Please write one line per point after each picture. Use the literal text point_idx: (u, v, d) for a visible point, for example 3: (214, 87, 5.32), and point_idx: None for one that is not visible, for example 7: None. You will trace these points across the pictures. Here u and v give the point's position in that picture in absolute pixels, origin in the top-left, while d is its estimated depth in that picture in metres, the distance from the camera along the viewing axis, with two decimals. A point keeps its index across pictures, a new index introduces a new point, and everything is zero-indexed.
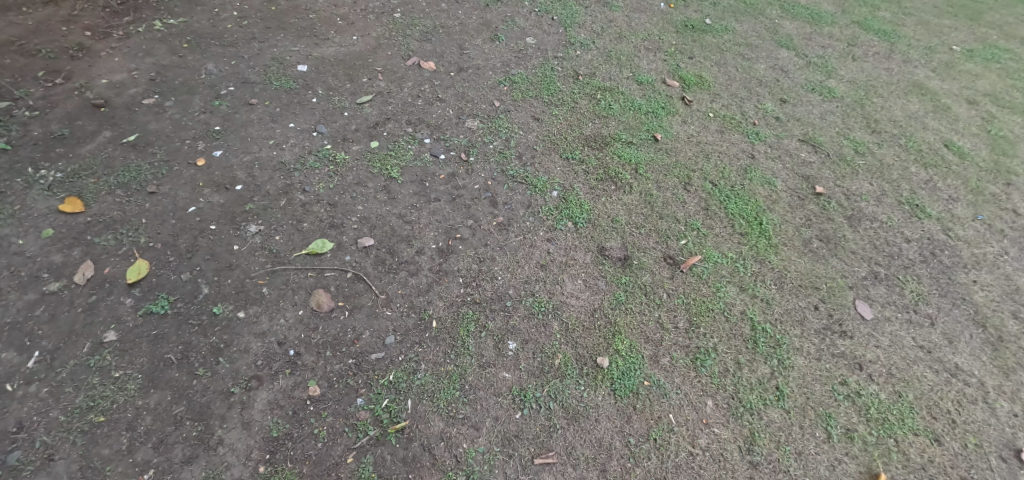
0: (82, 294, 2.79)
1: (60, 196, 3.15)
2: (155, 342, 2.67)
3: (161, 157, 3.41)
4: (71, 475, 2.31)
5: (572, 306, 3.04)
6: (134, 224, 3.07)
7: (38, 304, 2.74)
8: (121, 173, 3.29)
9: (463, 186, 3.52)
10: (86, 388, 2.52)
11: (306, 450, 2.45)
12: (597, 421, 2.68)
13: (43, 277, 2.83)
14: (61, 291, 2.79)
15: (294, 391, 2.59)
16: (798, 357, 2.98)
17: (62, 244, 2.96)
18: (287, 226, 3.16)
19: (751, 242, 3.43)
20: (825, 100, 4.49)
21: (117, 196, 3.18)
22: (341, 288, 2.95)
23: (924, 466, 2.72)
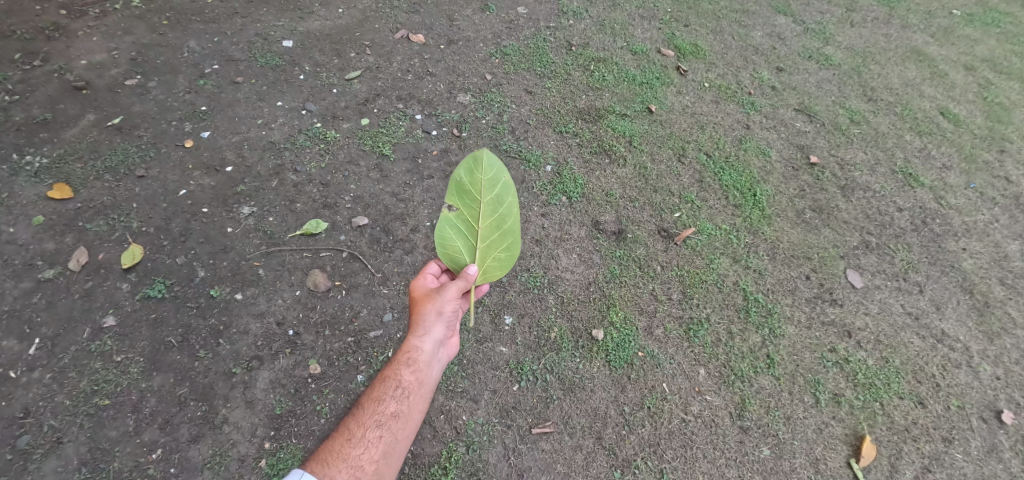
0: (78, 280, 2.81)
1: (49, 182, 3.13)
2: (155, 326, 2.71)
3: (148, 139, 3.38)
4: (81, 457, 2.39)
5: (567, 281, 3.08)
6: (125, 209, 3.07)
7: (34, 291, 2.76)
8: (109, 157, 3.26)
9: (456, 162, 3.51)
10: (89, 373, 2.57)
11: (310, 426, 2.52)
12: (593, 391, 2.74)
13: (37, 264, 2.84)
14: (56, 278, 2.80)
15: (295, 370, 2.64)
16: (789, 326, 3.05)
17: (54, 231, 2.95)
18: (280, 207, 3.16)
19: (745, 214, 3.46)
20: (821, 68, 4.45)
21: (106, 181, 3.16)
22: (337, 267, 2.96)
23: (907, 428, 2.83)
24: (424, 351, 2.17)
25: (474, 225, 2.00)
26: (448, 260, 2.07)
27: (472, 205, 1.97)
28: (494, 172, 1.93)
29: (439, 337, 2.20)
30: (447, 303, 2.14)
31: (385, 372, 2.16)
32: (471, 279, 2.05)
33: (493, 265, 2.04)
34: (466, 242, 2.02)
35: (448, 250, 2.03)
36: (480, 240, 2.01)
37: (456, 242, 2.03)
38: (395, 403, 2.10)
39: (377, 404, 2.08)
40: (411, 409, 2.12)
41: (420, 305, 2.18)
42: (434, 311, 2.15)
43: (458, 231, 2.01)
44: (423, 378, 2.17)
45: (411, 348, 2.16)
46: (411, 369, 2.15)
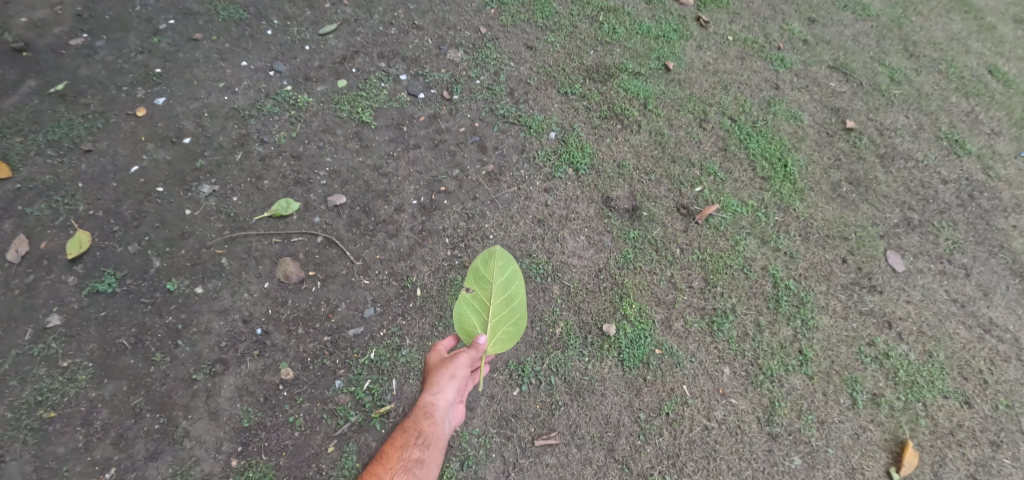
0: (17, 274, 2.57)
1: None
2: (105, 325, 2.50)
3: (95, 107, 3.05)
4: (26, 478, 2.21)
5: (573, 267, 2.76)
6: (69, 190, 2.79)
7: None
8: (51, 128, 2.94)
9: (446, 129, 3.18)
10: (33, 382, 2.36)
11: (283, 440, 2.30)
12: (604, 396, 2.44)
13: None
14: None
15: (265, 375, 2.43)
16: (823, 316, 2.78)
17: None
18: (246, 185, 2.91)
19: (774, 187, 3.12)
20: (857, 20, 3.98)
21: (47, 156, 2.86)
22: (311, 255, 2.75)
23: (951, 432, 2.57)
24: (441, 408, 2.00)
25: (486, 304, 1.91)
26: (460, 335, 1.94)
27: (485, 285, 1.92)
28: (503, 256, 1.92)
29: (454, 398, 2.04)
30: (459, 367, 2.01)
31: (401, 426, 1.97)
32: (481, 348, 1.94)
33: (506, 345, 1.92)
34: (479, 317, 1.91)
35: (461, 328, 1.91)
36: (492, 314, 1.91)
37: (468, 321, 1.92)
38: (413, 457, 1.90)
39: (400, 456, 1.89)
40: (428, 470, 1.91)
41: (434, 366, 2.05)
42: (450, 371, 2.01)
43: (470, 308, 1.92)
44: (439, 436, 1.99)
45: (427, 403, 1.99)
46: (428, 425, 1.97)
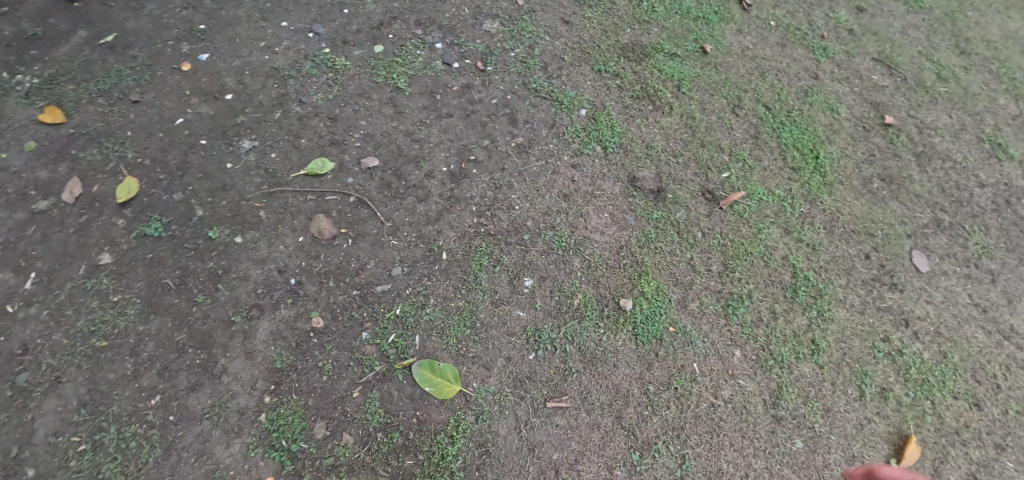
0: (72, 213, 2.82)
1: (39, 104, 3.12)
2: (151, 266, 2.71)
3: (143, 61, 3.32)
4: (81, 399, 2.40)
5: (595, 242, 2.85)
6: (118, 137, 3.05)
7: (28, 223, 2.78)
8: (101, 79, 3.22)
9: (479, 100, 3.27)
10: (86, 312, 2.58)
11: (312, 383, 2.44)
12: (616, 367, 2.54)
13: (30, 195, 2.86)
14: (50, 210, 2.82)
15: (297, 322, 2.58)
16: (840, 309, 2.83)
17: (46, 159, 2.96)
18: (284, 142, 3.09)
19: (802, 179, 3.13)
20: (908, 12, 3.90)
21: (99, 105, 3.14)
22: (343, 213, 2.89)
23: (958, 431, 2.62)
24: None
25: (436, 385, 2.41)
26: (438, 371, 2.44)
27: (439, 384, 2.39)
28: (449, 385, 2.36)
29: None
30: None
31: None
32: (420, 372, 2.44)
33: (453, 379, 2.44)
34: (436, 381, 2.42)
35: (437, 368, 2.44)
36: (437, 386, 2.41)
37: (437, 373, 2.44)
38: None
39: None
40: None
41: None
42: None
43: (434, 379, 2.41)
44: None
45: None
46: None
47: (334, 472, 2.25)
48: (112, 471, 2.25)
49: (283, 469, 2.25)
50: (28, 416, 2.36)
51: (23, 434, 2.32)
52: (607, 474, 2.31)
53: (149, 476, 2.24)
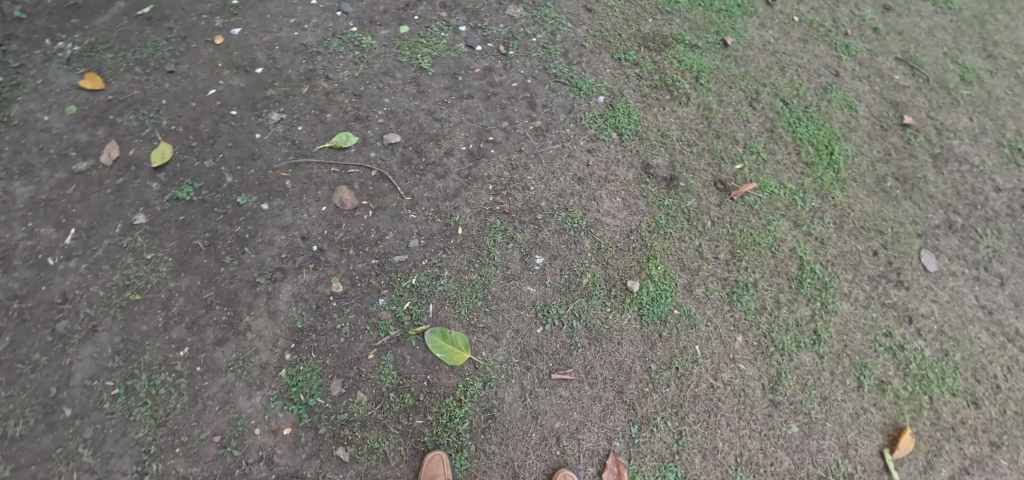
0: (109, 175, 2.97)
1: (80, 71, 3.26)
2: (182, 228, 2.85)
3: (178, 33, 3.45)
4: (115, 347, 2.57)
5: (607, 225, 2.94)
6: (154, 106, 3.18)
7: (68, 183, 2.93)
8: (138, 49, 3.36)
9: (500, 82, 3.36)
10: (122, 267, 2.74)
11: (329, 343, 2.59)
12: (621, 345, 2.65)
13: (71, 156, 3.00)
14: (89, 171, 2.97)
15: (317, 286, 2.72)
16: (844, 302, 2.89)
17: (85, 123, 3.10)
18: (310, 116, 3.21)
19: (815, 174, 3.18)
20: (936, 13, 3.89)
21: (136, 74, 3.27)
22: (365, 186, 3.01)
23: (954, 426, 2.68)
24: None
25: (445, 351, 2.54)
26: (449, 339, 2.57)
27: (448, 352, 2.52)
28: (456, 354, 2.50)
29: None
30: None
31: None
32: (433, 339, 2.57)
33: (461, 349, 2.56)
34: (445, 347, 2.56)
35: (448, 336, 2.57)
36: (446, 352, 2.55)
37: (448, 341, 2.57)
38: None
39: None
40: None
41: None
42: None
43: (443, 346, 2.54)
44: None
45: None
46: None
47: (348, 426, 2.42)
48: (142, 415, 2.43)
49: (300, 421, 2.43)
50: (66, 361, 2.53)
51: (61, 377, 2.50)
52: (606, 444, 2.45)
53: (176, 420, 2.42)
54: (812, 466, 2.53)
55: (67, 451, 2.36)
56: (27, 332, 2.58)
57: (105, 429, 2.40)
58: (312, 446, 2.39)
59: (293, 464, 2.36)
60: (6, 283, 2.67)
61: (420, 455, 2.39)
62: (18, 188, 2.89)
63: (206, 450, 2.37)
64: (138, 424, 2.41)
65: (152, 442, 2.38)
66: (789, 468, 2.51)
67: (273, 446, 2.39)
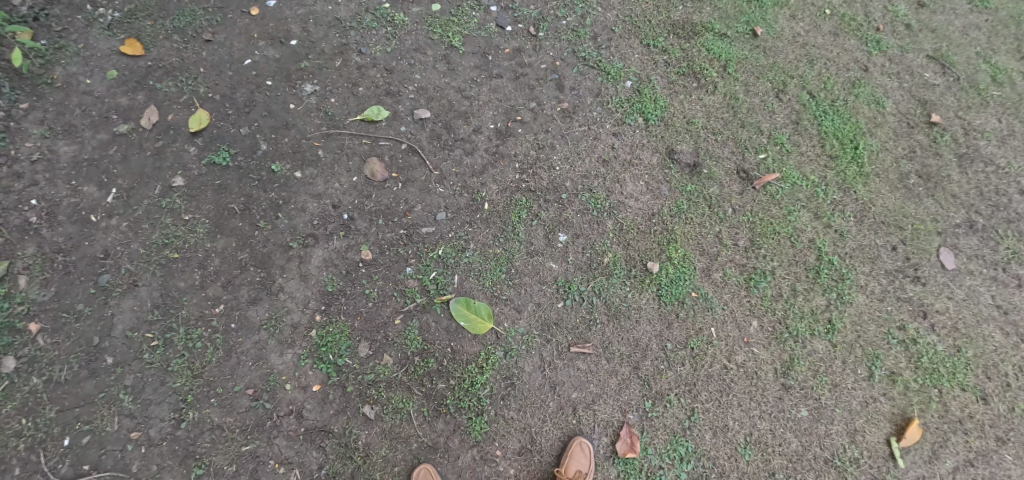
0: (149, 138, 3.01)
1: (120, 37, 3.24)
2: (219, 193, 2.93)
3: (215, 2, 3.41)
4: (154, 301, 2.69)
5: (629, 208, 3.01)
6: (192, 73, 3.19)
7: (110, 144, 2.97)
8: (177, 17, 3.32)
9: (529, 64, 3.39)
10: (161, 227, 2.83)
11: (358, 307, 2.75)
12: (638, 323, 2.79)
13: (112, 119, 3.03)
14: (130, 134, 3.01)
15: (348, 253, 2.84)
16: (860, 294, 2.93)
17: (126, 88, 3.12)
18: (343, 89, 3.24)
19: (838, 167, 3.20)
20: (970, 12, 3.79)
21: (174, 41, 3.26)
22: (395, 159, 3.08)
23: (961, 420, 2.75)
24: None
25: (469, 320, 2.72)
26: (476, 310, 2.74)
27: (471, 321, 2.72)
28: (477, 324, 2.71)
29: None
30: None
31: None
32: (459, 306, 2.75)
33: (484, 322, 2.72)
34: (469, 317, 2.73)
35: (476, 307, 2.74)
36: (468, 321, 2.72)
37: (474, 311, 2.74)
38: None
39: None
40: None
41: None
42: None
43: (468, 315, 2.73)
44: None
45: None
46: None
47: (375, 386, 2.62)
48: (179, 365, 2.59)
49: (329, 379, 2.63)
50: (107, 313, 2.66)
51: (103, 328, 2.63)
52: (620, 416, 2.64)
53: (211, 372, 2.60)
54: (819, 449, 2.65)
55: (109, 397, 2.53)
56: (71, 283, 2.69)
57: (145, 377, 2.58)
58: (339, 404, 2.60)
59: (321, 418, 2.57)
60: (51, 237, 2.76)
61: (441, 415, 2.60)
62: (61, 147, 2.93)
63: (240, 402, 2.57)
64: (176, 375, 2.58)
65: (188, 392, 2.56)
66: (796, 449, 2.64)
67: (303, 401, 2.59)
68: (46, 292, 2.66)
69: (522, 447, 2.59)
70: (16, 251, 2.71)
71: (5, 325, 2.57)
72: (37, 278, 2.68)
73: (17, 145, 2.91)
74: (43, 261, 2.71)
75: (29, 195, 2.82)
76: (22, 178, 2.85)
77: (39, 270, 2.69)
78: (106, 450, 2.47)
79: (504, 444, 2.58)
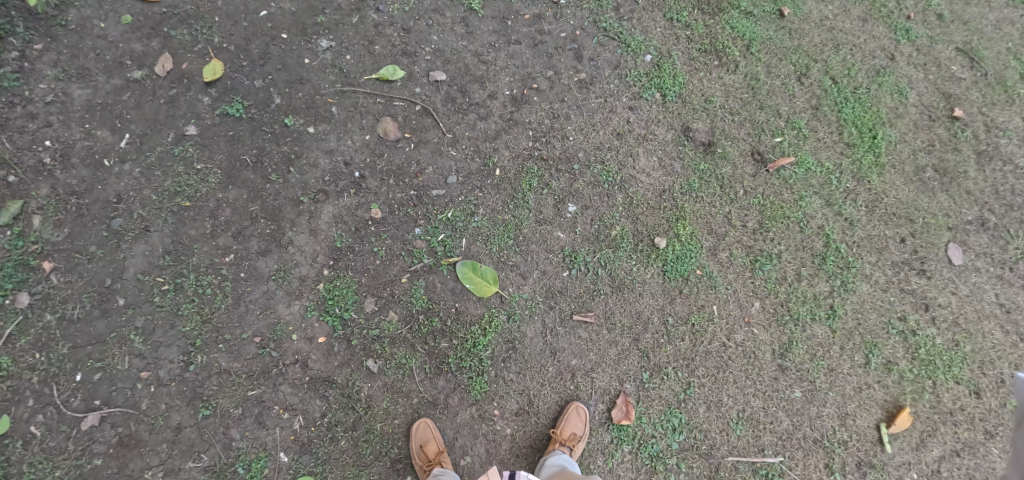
0: (163, 86, 2.89)
1: None
2: (231, 143, 2.86)
3: None
4: (166, 247, 2.71)
5: (641, 182, 3.01)
6: (206, 21, 2.99)
7: (123, 89, 2.86)
8: None
9: (549, 31, 3.22)
10: (173, 175, 2.79)
11: (366, 264, 2.80)
12: (641, 296, 2.86)
13: (126, 64, 2.89)
14: (144, 80, 2.88)
15: (357, 211, 2.86)
16: (864, 284, 2.96)
17: (140, 33, 2.94)
18: (359, 46, 3.08)
19: (855, 156, 3.13)
20: (1011, 1, 3.49)
21: None
22: (409, 119, 3.02)
23: (952, 412, 2.84)
24: None
25: (477, 282, 2.78)
26: (485, 275, 2.79)
27: (479, 284, 2.78)
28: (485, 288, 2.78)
29: None
30: None
31: None
32: (469, 268, 2.79)
33: (491, 288, 2.78)
34: (478, 280, 2.78)
35: (486, 272, 2.79)
36: (477, 283, 2.78)
37: (483, 275, 2.79)
38: None
39: None
40: None
41: None
42: None
43: (477, 277, 2.79)
44: None
45: None
46: None
47: (379, 342, 2.72)
48: (189, 311, 2.66)
49: (335, 332, 2.71)
50: (120, 256, 2.68)
51: (115, 270, 2.67)
52: (617, 385, 2.77)
53: (220, 319, 2.67)
54: (808, 429, 2.79)
55: (120, 337, 2.60)
56: (84, 226, 2.69)
57: (156, 320, 2.64)
58: (344, 356, 2.70)
59: (325, 369, 2.68)
60: (64, 180, 2.72)
61: (442, 374, 2.72)
62: (75, 90, 2.81)
63: (247, 349, 2.66)
64: (185, 319, 2.65)
65: (197, 336, 2.64)
66: (787, 428, 2.78)
67: (308, 352, 2.69)
68: (59, 232, 2.66)
69: (520, 408, 2.73)
70: (30, 191, 2.68)
71: (19, 263, 2.60)
72: (50, 218, 2.67)
73: (31, 86, 2.79)
74: (57, 203, 2.69)
75: (42, 136, 2.75)
76: (36, 119, 2.76)
77: (52, 211, 2.68)
78: (116, 388, 2.56)
79: (502, 404, 2.72)
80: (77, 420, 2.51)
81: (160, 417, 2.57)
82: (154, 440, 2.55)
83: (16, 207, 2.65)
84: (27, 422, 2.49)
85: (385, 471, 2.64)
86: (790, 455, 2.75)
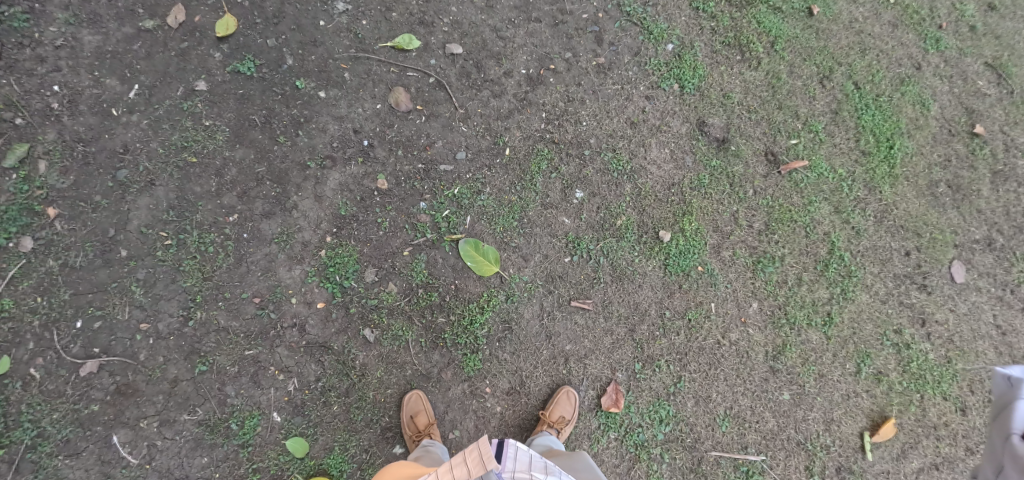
0: (174, 38, 2.85)
1: None
2: (241, 102, 2.84)
3: None
4: (170, 203, 2.72)
5: (650, 174, 2.99)
6: None
7: (135, 39, 2.81)
8: None
9: (571, 11, 3.14)
10: (181, 130, 2.77)
11: (369, 234, 2.81)
12: (641, 288, 2.87)
13: (138, 12, 2.83)
14: (155, 31, 2.83)
15: (364, 180, 2.85)
16: (863, 294, 2.96)
17: None
18: (376, 11, 3.01)
19: (869, 165, 3.11)
20: None
21: None
22: (421, 91, 2.98)
23: (936, 426, 2.88)
24: None
25: (480, 262, 2.80)
26: (489, 257, 2.80)
27: (482, 264, 2.79)
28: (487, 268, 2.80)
29: None
30: None
31: None
32: (473, 247, 2.80)
33: (493, 269, 2.80)
34: (482, 260, 2.80)
35: (490, 254, 2.80)
36: (480, 263, 2.79)
37: (487, 255, 2.80)
38: None
39: None
40: None
41: None
42: None
43: (481, 257, 2.80)
44: None
45: None
46: None
47: (377, 312, 2.74)
48: (190, 267, 2.67)
49: (333, 299, 2.73)
50: (124, 207, 2.69)
51: (119, 221, 2.67)
52: (609, 373, 2.80)
53: (220, 277, 2.69)
54: (792, 431, 2.83)
55: (121, 288, 2.63)
56: (90, 175, 2.68)
57: (157, 273, 2.66)
58: (341, 323, 2.72)
59: (322, 335, 2.71)
60: (72, 126, 2.70)
61: (438, 348, 2.75)
62: (85, 36, 2.77)
63: (246, 308, 2.69)
64: (186, 274, 2.67)
65: (197, 293, 2.67)
66: (771, 428, 2.82)
67: (306, 316, 2.71)
68: (64, 180, 2.66)
69: (511, 388, 2.77)
70: (37, 135, 2.67)
71: (24, 207, 2.60)
72: (56, 165, 2.66)
73: (41, 28, 2.74)
74: (63, 149, 2.68)
75: (51, 81, 2.71)
76: (45, 63, 2.72)
77: (59, 157, 2.67)
78: (115, 337, 2.60)
79: (494, 383, 2.76)
80: (76, 366, 2.55)
81: (157, 369, 2.61)
82: (151, 391, 2.59)
83: (22, 150, 2.64)
84: (27, 364, 2.52)
85: (374, 438, 2.69)
86: (773, 455, 2.80)
